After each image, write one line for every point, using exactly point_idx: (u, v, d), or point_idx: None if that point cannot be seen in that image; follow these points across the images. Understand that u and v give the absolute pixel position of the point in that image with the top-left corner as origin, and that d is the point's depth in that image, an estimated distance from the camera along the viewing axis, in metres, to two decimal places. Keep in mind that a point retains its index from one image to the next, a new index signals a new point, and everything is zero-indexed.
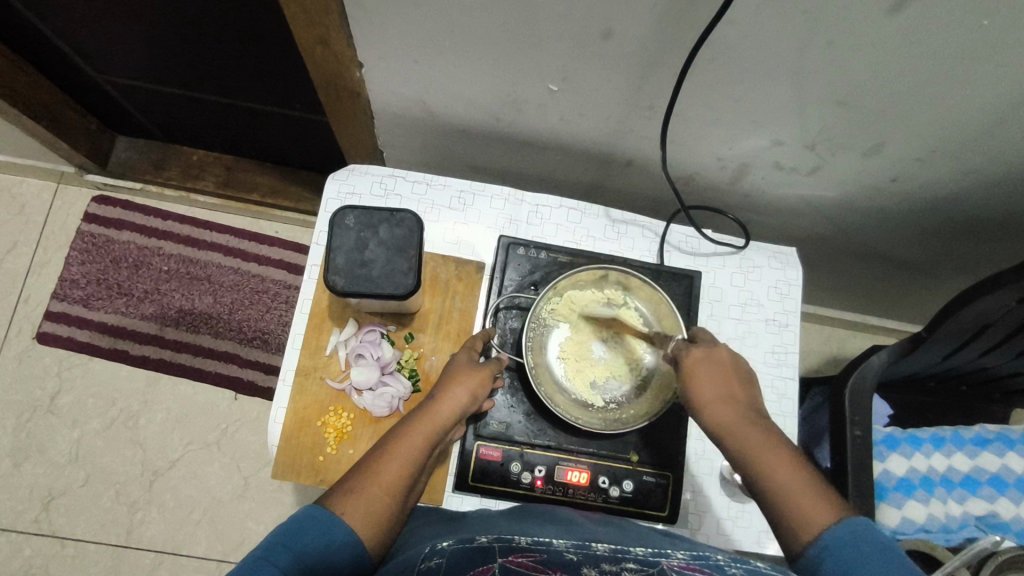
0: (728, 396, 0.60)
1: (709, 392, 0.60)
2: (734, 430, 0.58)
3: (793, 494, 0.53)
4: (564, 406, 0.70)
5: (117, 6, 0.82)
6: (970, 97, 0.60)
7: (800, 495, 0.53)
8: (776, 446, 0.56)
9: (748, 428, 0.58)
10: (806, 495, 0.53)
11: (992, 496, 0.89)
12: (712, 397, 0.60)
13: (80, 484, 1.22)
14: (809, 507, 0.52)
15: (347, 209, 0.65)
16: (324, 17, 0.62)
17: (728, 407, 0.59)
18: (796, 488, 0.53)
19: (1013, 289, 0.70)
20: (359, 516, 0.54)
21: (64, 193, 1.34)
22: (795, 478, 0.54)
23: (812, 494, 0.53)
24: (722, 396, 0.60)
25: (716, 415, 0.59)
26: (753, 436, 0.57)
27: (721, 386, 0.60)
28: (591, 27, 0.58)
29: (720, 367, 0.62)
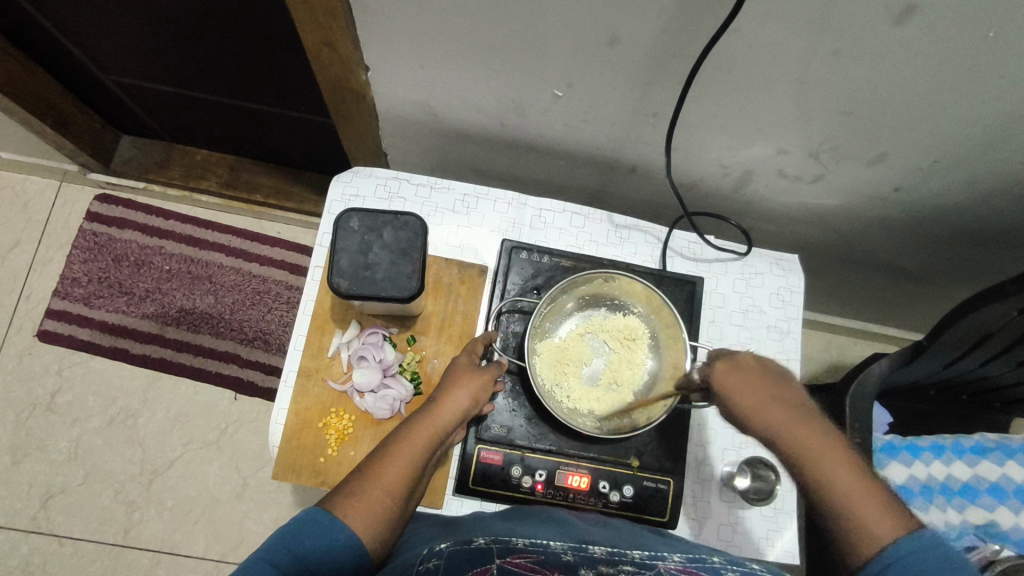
0: (772, 401, 0.58)
1: (754, 396, 0.58)
2: (786, 436, 0.56)
3: (852, 500, 0.51)
4: (566, 412, 0.70)
5: (125, 6, 0.82)
6: (973, 108, 0.60)
7: (859, 504, 0.51)
8: (835, 454, 0.54)
9: (805, 433, 0.55)
10: (869, 504, 0.51)
11: (990, 506, 0.89)
12: (759, 402, 0.58)
13: (79, 482, 1.22)
14: (873, 516, 0.50)
15: (352, 212, 0.65)
16: (330, 20, 0.62)
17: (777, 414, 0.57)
18: (859, 498, 0.52)
19: (1015, 299, 0.70)
20: (361, 518, 0.54)
21: (67, 191, 1.34)
22: (856, 487, 0.52)
23: (874, 503, 0.51)
24: (769, 401, 0.58)
25: (764, 419, 0.57)
26: (807, 442, 0.55)
27: (766, 390, 0.58)
28: (597, 32, 0.58)
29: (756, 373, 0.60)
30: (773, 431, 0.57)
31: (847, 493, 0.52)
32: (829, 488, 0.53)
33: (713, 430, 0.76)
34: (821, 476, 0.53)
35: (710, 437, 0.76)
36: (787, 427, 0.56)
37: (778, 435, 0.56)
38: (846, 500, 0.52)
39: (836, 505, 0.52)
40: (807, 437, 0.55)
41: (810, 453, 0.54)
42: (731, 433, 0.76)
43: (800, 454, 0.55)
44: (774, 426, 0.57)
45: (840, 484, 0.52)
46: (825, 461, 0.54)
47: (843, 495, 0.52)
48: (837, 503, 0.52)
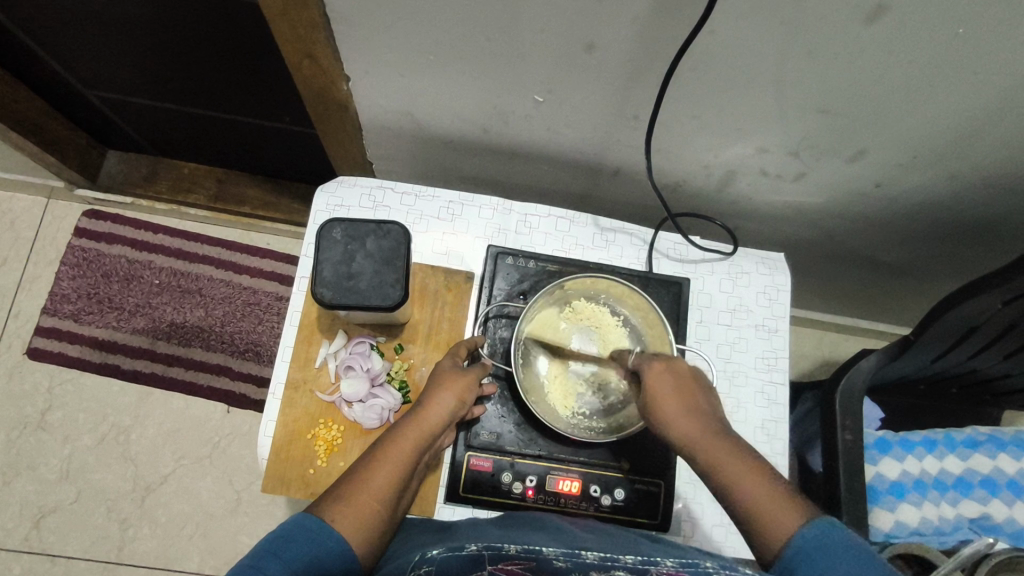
0: (691, 408, 0.59)
1: (670, 406, 0.59)
2: (699, 443, 0.57)
3: (754, 496, 0.52)
4: (540, 407, 0.70)
5: (105, 21, 0.82)
6: (949, 104, 0.61)
7: (760, 503, 0.52)
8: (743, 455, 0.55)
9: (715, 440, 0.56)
10: (767, 499, 0.52)
11: (983, 499, 0.90)
12: (676, 412, 0.59)
13: (71, 501, 1.21)
14: (772, 510, 0.51)
15: (334, 222, 0.65)
16: (309, 31, 0.62)
17: (692, 421, 0.58)
18: (761, 495, 0.52)
19: (998, 292, 0.71)
20: (348, 523, 0.54)
21: (54, 208, 1.34)
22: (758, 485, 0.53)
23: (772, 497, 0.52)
24: (687, 411, 0.59)
25: (680, 429, 0.58)
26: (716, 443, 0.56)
27: (684, 400, 0.59)
28: (574, 38, 0.58)
29: (681, 379, 0.61)
30: (689, 441, 0.57)
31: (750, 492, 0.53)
32: (738, 489, 0.54)
33: None
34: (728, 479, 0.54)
35: None
36: (701, 433, 0.57)
37: (699, 442, 0.57)
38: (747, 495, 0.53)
39: (745, 507, 0.53)
40: (713, 440, 0.57)
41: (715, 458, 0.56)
42: None
43: (712, 460, 0.56)
44: (686, 434, 0.58)
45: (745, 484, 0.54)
46: (727, 463, 0.55)
47: (749, 493, 0.53)
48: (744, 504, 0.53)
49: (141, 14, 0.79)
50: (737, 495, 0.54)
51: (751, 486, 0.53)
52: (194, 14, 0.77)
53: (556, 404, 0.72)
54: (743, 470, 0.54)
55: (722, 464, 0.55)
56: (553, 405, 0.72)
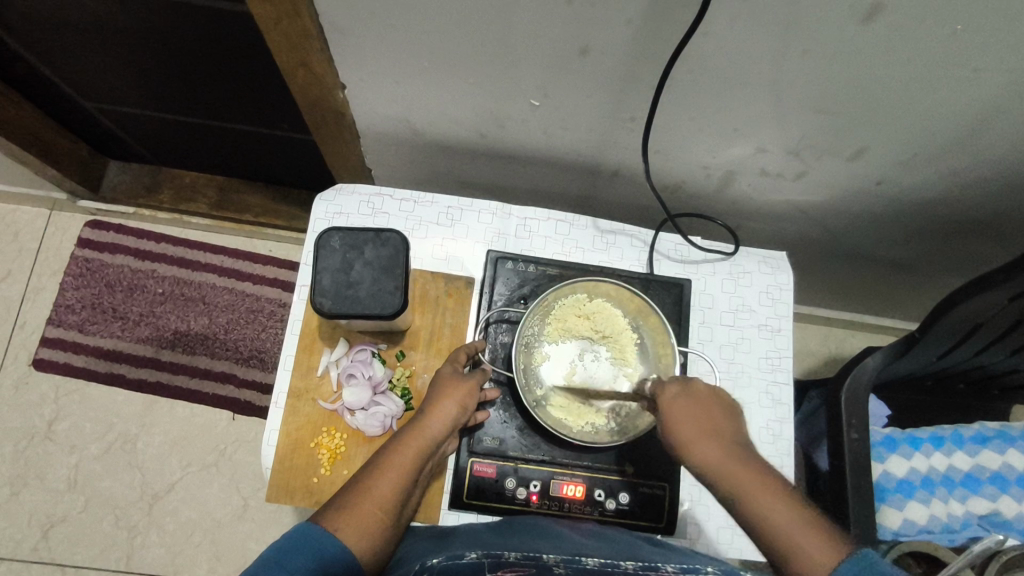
0: (711, 436, 0.58)
1: (691, 433, 0.58)
2: (725, 473, 0.55)
3: (791, 534, 0.51)
4: (551, 417, 0.70)
5: (101, 34, 0.82)
6: (948, 101, 0.60)
7: (800, 540, 0.50)
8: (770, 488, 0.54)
9: (736, 470, 0.55)
10: (805, 534, 0.50)
11: (993, 495, 0.89)
12: (695, 438, 0.58)
13: (79, 510, 1.21)
14: (812, 548, 0.50)
15: (333, 230, 0.65)
16: (302, 41, 0.62)
17: (716, 451, 0.57)
18: (798, 530, 0.51)
19: (1003, 288, 0.70)
20: (351, 532, 0.54)
21: (57, 219, 1.34)
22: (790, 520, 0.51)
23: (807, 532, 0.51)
24: (710, 441, 0.57)
25: (704, 456, 0.57)
26: (742, 473, 0.55)
27: (701, 424, 0.58)
28: (568, 42, 0.58)
29: (703, 407, 0.60)
30: (714, 468, 0.56)
31: (787, 527, 0.51)
32: (765, 520, 0.52)
33: None
34: (760, 514, 0.52)
35: None
36: (723, 463, 0.56)
37: (726, 479, 0.55)
38: (781, 530, 0.51)
39: (778, 541, 0.51)
40: (742, 470, 0.55)
41: (747, 487, 0.54)
42: None
43: (741, 490, 0.54)
44: (712, 462, 0.56)
45: (779, 518, 0.52)
46: (758, 493, 0.53)
47: (782, 525, 0.51)
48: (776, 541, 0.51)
49: (137, 25, 0.79)
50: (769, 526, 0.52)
51: (786, 518, 0.52)
52: (189, 25, 0.77)
53: (571, 411, 0.71)
54: (781, 502, 0.53)
55: (752, 496, 0.53)
56: (568, 411, 0.71)
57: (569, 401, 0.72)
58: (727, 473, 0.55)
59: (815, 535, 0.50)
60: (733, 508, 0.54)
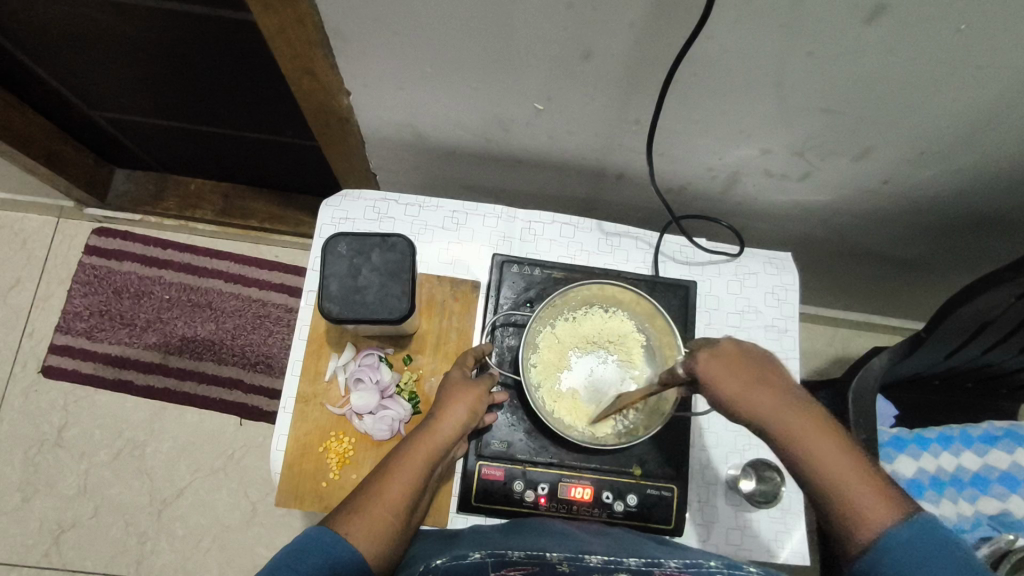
0: (766, 386, 0.52)
1: (740, 384, 0.52)
2: (782, 421, 0.52)
3: (849, 482, 0.50)
4: (565, 424, 0.70)
5: (109, 44, 0.83)
6: (952, 100, 0.60)
7: (869, 507, 0.49)
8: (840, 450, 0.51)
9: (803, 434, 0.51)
10: (864, 485, 0.50)
11: (1003, 495, 0.88)
12: (749, 390, 0.52)
13: (89, 516, 1.22)
14: (870, 500, 0.49)
15: (339, 237, 0.65)
16: (307, 48, 0.63)
17: (781, 407, 0.52)
18: (858, 480, 0.50)
19: (1010, 286, 0.70)
20: (362, 536, 0.54)
21: (65, 227, 1.35)
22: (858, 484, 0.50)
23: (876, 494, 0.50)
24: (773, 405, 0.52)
25: (756, 408, 0.52)
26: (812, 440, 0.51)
27: (755, 373, 0.52)
28: (572, 47, 0.58)
29: (752, 365, 0.53)
30: (771, 418, 0.52)
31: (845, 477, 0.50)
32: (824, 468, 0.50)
33: (714, 434, 0.76)
34: (826, 468, 0.50)
35: (711, 441, 0.76)
36: (788, 425, 0.51)
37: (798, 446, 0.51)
38: (841, 480, 0.50)
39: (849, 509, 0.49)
40: (800, 418, 0.52)
41: (809, 437, 0.51)
42: (733, 436, 0.76)
43: (801, 439, 0.51)
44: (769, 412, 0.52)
45: (848, 486, 0.50)
46: (818, 440, 0.51)
47: (844, 475, 0.50)
48: (834, 491, 0.50)
49: (144, 34, 0.79)
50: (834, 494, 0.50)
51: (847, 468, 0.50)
52: (195, 34, 0.78)
53: (582, 418, 0.71)
54: (850, 464, 0.51)
55: (812, 445, 0.51)
56: (580, 418, 0.71)
57: (580, 408, 0.71)
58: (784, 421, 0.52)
59: (874, 484, 0.50)
60: (794, 461, 0.52)
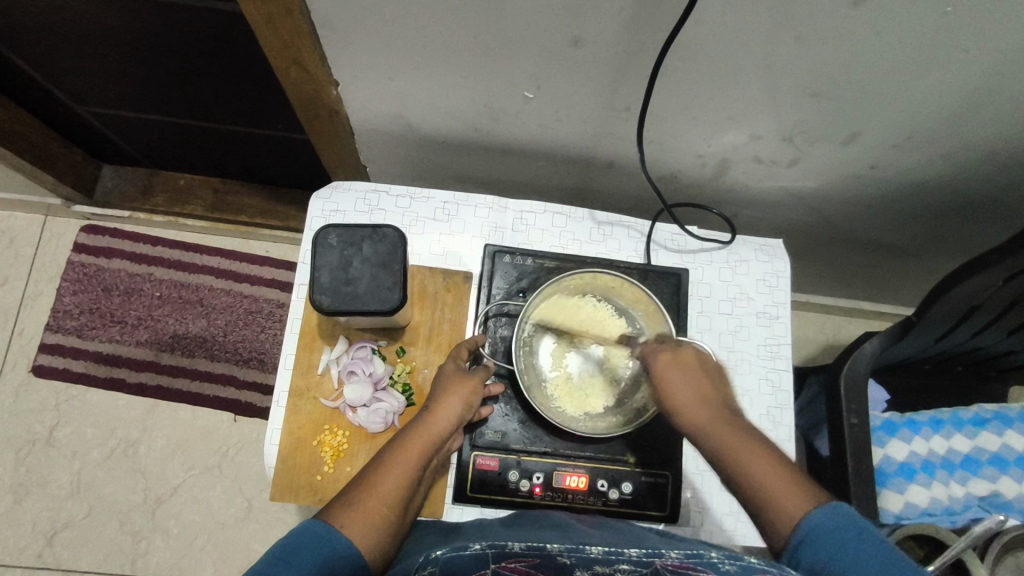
0: (702, 395, 0.60)
1: (681, 384, 0.60)
2: (714, 431, 0.57)
3: (767, 480, 0.54)
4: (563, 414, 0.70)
5: (92, 37, 0.82)
6: (941, 83, 0.60)
7: (775, 490, 0.53)
8: (755, 442, 0.56)
9: (723, 431, 0.57)
10: (786, 486, 0.53)
11: (992, 476, 0.89)
12: (680, 389, 0.60)
13: (83, 515, 1.21)
14: (787, 495, 0.53)
15: (330, 228, 0.64)
16: (296, 39, 0.62)
17: (705, 405, 0.59)
18: (777, 481, 0.54)
19: (999, 269, 0.70)
20: (358, 529, 0.54)
21: (52, 225, 1.34)
22: (770, 471, 0.54)
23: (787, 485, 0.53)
24: (696, 396, 0.59)
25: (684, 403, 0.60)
26: (729, 434, 0.57)
27: (691, 378, 0.60)
28: (561, 34, 0.58)
29: (688, 365, 0.61)
30: (699, 423, 0.58)
31: (760, 476, 0.54)
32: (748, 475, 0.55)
33: None
34: (736, 456, 0.56)
35: None
36: (709, 418, 0.58)
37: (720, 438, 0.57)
38: (759, 480, 0.54)
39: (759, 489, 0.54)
40: (728, 424, 0.57)
41: (730, 439, 0.57)
42: None
43: (721, 440, 0.57)
44: (697, 412, 0.59)
45: (758, 470, 0.54)
46: (736, 440, 0.56)
47: (761, 476, 0.54)
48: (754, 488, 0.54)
49: (128, 27, 0.78)
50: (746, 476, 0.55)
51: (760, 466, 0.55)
52: (180, 26, 0.77)
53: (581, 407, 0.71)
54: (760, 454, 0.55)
55: (733, 446, 0.56)
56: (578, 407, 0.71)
57: (576, 397, 0.72)
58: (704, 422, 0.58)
59: (789, 483, 0.53)
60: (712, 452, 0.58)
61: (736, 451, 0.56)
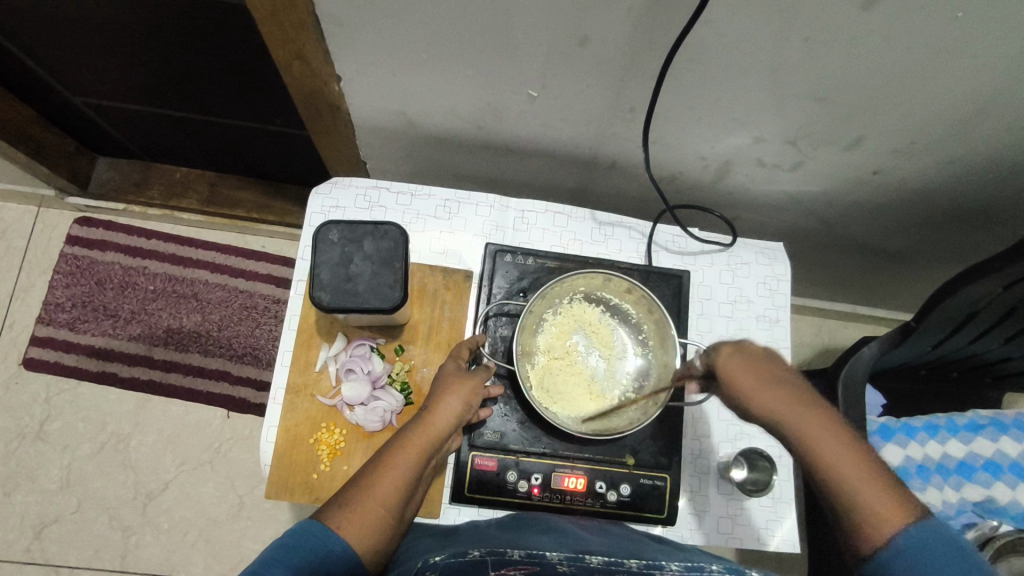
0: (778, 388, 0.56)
1: (756, 383, 0.56)
2: (799, 428, 0.54)
3: (856, 479, 0.51)
4: (579, 423, 0.69)
5: (92, 28, 0.81)
6: (944, 89, 0.60)
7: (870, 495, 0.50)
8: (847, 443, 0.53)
9: (807, 427, 0.53)
10: (875, 488, 0.50)
11: (987, 482, 0.90)
12: (760, 388, 0.56)
13: (72, 511, 1.20)
14: (881, 499, 0.50)
15: (331, 224, 0.64)
16: (297, 32, 0.61)
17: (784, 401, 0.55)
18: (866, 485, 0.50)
19: (998, 276, 0.70)
20: (355, 530, 0.53)
21: (45, 217, 1.32)
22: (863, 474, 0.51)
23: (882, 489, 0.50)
24: (765, 386, 0.56)
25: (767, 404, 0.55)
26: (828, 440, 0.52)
27: (764, 374, 0.57)
28: (569, 32, 0.58)
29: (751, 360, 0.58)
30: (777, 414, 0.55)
31: (853, 473, 0.51)
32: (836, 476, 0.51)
33: (707, 424, 0.76)
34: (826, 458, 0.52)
35: (704, 431, 0.76)
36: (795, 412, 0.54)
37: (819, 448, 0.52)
38: (848, 476, 0.51)
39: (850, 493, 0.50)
40: (814, 423, 0.54)
41: (812, 432, 0.53)
42: (724, 426, 0.76)
43: (802, 433, 0.53)
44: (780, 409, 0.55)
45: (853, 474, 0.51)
46: (819, 429, 0.53)
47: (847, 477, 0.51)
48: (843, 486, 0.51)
49: (126, 17, 0.77)
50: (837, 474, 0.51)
51: (854, 462, 0.51)
52: (180, 17, 0.76)
53: (592, 412, 0.71)
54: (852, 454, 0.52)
55: (825, 448, 0.52)
56: (591, 414, 0.71)
57: (585, 404, 0.71)
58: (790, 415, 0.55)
59: (877, 482, 0.51)
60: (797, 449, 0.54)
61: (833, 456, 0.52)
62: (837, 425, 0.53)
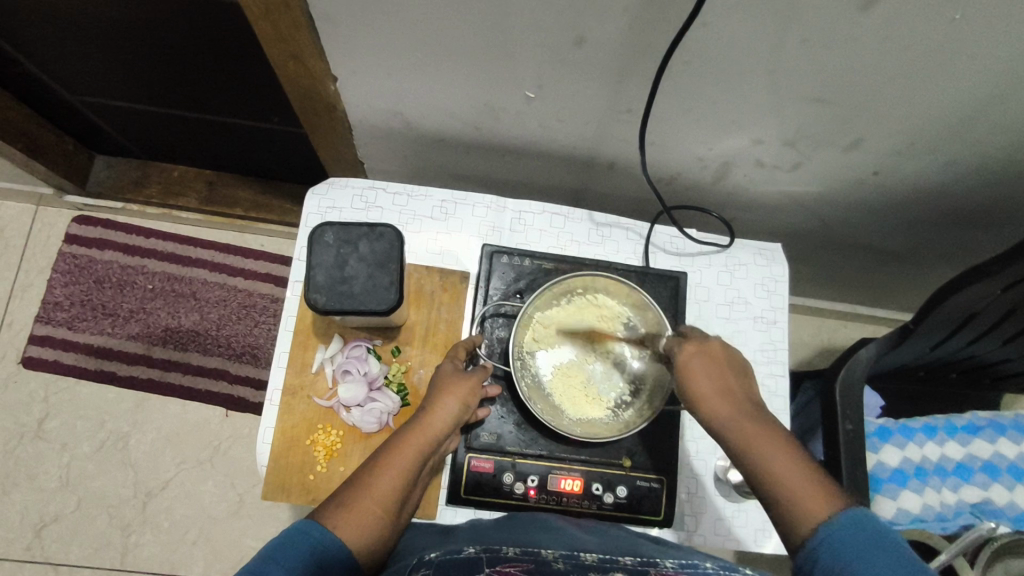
0: (725, 391, 0.60)
1: (709, 385, 0.61)
2: (734, 426, 0.58)
3: (786, 478, 0.54)
4: (574, 424, 0.70)
5: (88, 27, 0.81)
6: (943, 91, 0.60)
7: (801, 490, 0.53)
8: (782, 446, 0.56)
9: (747, 431, 0.57)
10: (805, 485, 0.53)
11: (985, 483, 0.90)
12: (710, 391, 0.60)
13: (71, 509, 1.20)
14: (806, 494, 0.52)
15: (327, 225, 0.64)
16: (293, 32, 0.61)
17: (727, 403, 0.59)
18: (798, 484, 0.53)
19: (996, 278, 0.70)
20: (350, 530, 0.53)
21: (44, 215, 1.32)
22: (794, 473, 0.54)
23: (810, 488, 0.52)
24: (718, 388, 0.60)
25: (714, 409, 0.60)
26: (761, 441, 0.56)
27: (717, 375, 0.61)
28: (565, 33, 0.57)
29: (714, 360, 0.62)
30: (716, 417, 0.59)
31: (785, 472, 0.54)
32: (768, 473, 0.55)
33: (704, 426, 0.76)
34: (760, 459, 0.55)
35: (701, 433, 0.76)
36: (731, 414, 0.59)
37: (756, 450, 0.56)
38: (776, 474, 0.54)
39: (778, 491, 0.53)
40: (751, 427, 0.57)
41: (752, 436, 0.57)
42: None
43: (743, 436, 0.57)
44: (722, 414, 0.59)
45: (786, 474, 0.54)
46: (758, 434, 0.57)
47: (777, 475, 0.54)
48: (771, 483, 0.54)
49: (122, 16, 0.77)
50: (764, 468, 0.55)
51: (786, 462, 0.55)
52: (176, 17, 0.76)
53: (589, 412, 0.71)
54: (785, 454, 0.55)
55: (759, 448, 0.56)
56: (587, 414, 0.71)
57: (584, 403, 0.71)
58: (733, 417, 0.59)
59: (809, 479, 0.53)
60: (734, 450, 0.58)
61: (764, 455, 0.55)
62: (771, 429, 0.57)
